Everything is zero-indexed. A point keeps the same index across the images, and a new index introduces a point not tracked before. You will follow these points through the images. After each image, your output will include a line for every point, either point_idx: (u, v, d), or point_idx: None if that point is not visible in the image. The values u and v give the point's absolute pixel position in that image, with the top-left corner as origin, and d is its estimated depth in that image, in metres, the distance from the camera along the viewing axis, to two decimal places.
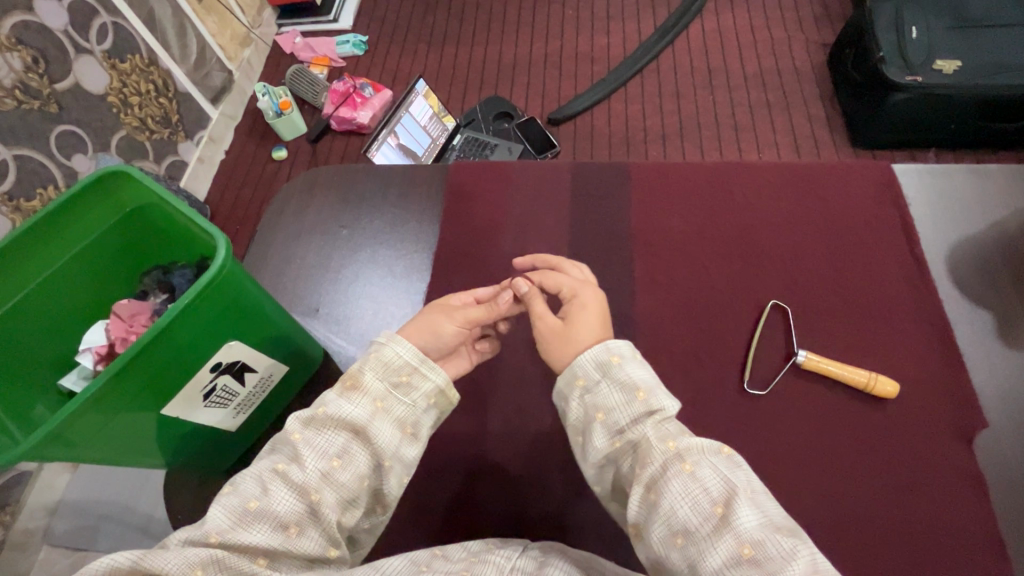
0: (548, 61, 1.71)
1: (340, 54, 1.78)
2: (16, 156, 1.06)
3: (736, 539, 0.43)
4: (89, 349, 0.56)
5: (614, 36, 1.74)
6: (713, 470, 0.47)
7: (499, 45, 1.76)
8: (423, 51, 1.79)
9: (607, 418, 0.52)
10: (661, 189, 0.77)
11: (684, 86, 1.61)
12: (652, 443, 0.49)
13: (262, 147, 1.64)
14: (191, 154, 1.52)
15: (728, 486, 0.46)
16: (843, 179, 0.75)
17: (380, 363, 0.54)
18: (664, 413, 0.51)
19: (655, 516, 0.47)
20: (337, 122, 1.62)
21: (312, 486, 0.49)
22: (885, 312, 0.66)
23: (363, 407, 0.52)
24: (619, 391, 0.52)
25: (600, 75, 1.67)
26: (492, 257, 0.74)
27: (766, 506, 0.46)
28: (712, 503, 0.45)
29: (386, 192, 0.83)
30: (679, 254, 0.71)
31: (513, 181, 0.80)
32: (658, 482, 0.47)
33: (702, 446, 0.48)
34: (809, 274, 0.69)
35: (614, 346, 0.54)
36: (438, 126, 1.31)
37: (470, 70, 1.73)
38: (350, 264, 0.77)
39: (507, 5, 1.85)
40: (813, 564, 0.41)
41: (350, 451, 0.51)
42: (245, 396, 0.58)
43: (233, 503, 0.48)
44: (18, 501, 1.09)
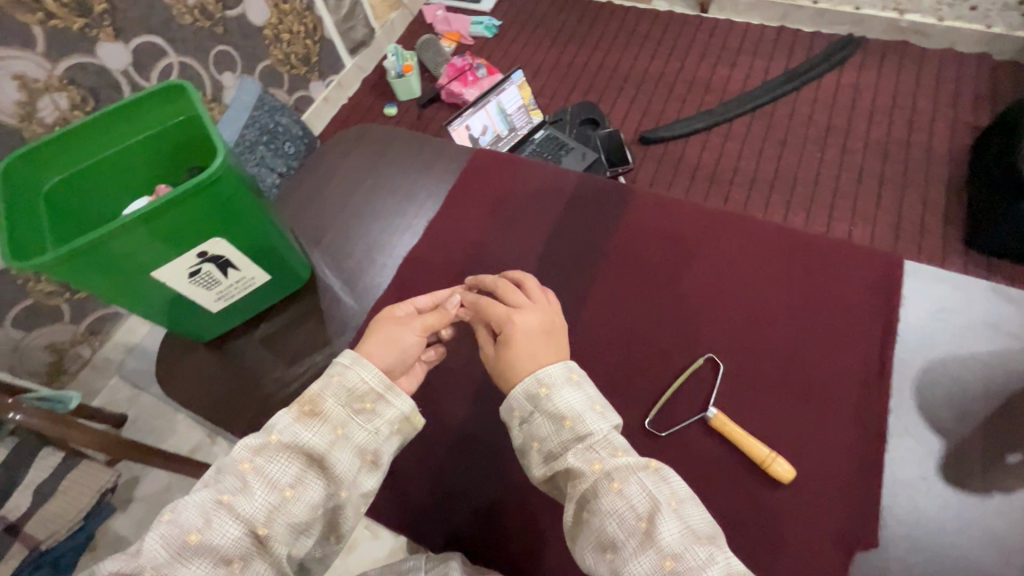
0: (661, 80, 1.70)
1: (471, 32, 1.90)
2: (181, 63, 1.30)
3: (658, 553, 0.50)
4: None
5: (737, 69, 1.68)
6: (640, 485, 0.53)
7: (619, 54, 1.77)
8: (547, 45, 1.84)
9: (541, 446, 0.58)
10: (659, 217, 0.77)
11: (795, 138, 1.51)
12: (580, 467, 0.55)
13: (378, 101, 1.81)
14: (319, 93, 1.72)
15: (652, 503, 0.52)
16: (846, 259, 0.70)
17: (343, 390, 0.62)
18: (591, 437, 0.56)
19: (587, 531, 0.54)
20: (447, 94, 1.74)
21: (259, 518, 0.56)
22: (825, 403, 0.62)
23: (324, 435, 0.60)
24: (549, 421, 0.58)
25: (707, 105, 1.63)
26: (478, 238, 0.79)
27: (688, 517, 0.52)
28: (637, 518, 0.52)
29: (408, 160, 0.91)
30: (645, 283, 0.72)
31: (524, 176, 0.84)
32: (590, 500, 0.54)
33: (629, 467, 0.54)
34: (763, 340, 0.66)
35: (544, 377, 0.59)
36: (524, 118, 1.37)
37: (585, 71, 1.76)
38: (361, 211, 0.87)
39: (643, 17, 1.85)
40: (726, 569, 0.49)
41: (304, 481, 0.59)
42: (225, 286, 0.69)
43: (173, 537, 0.53)
44: (108, 334, 1.34)
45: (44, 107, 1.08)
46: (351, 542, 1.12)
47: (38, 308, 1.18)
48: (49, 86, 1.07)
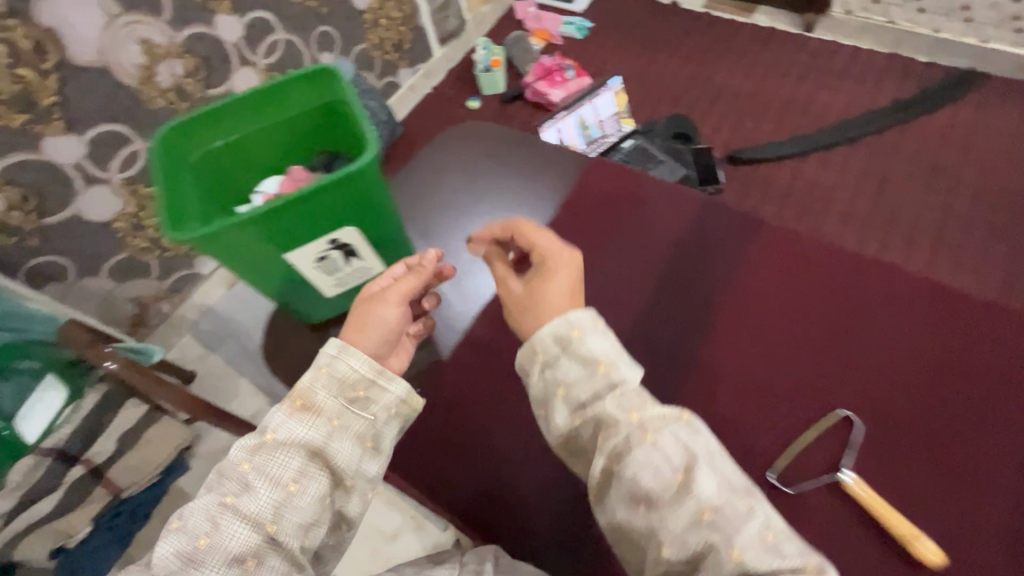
0: (756, 99, 1.63)
1: (561, 32, 1.87)
2: (287, 40, 1.34)
3: (696, 504, 0.48)
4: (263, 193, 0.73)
5: (840, 95, 1.58)
6: (674, 437, 0.50)
7: (713, 68, 1.71)
8: (637, 51, 1.80)
9: (568, 393, 0.55)
10: (787, 255, 0.73)
11: (901, 176, 1.41)
12: (615, 416, 0.52)
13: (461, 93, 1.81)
14: (405, 81, 1.74)
15: (688, 454, 0.49)
16: (1002, 325, 0.64)
17: (333, 381, 0.61)
18: (623, 384, 0.54)
19: (618, 482, 0.50)
20: (531, 93, 1.72)
21: (266, 516, 0.56)
22: (968, 483, 0.57)
23: (321, 427, 0.59)
24: (579, 366, 0.55)
25: (803, 130, 1.54)
26: (589, 255, 0.78)
27: (722, 470, 0.50)
28: (673, 471, 0.49)
29: (521, 162, 0.90)
30: (768, 325, 0.68)
31: (642, 194, 0.81)
32: (621, 452, 0.50)
33: (661, 418, 0.51)
34: (900, 404, 0.62)
35: (574, 319, 0.56)
36: (614, 125, 1.36)
37: (675, 82, 1.70)
38: (471, 210, 0.87)
39: (742, 31, 1.77)
40: (767, 528, 0.47)
41: (306, 476, 0.58)
42: (344, 274, 0.70)
43: (182, 545, 0.54)
44: (186, 294, 1.40)
45: (162, 72, 1.13)
46: (395, 531, 1.13)
47: (131, 261, 1.23)
48: (169, 52, 1.12)
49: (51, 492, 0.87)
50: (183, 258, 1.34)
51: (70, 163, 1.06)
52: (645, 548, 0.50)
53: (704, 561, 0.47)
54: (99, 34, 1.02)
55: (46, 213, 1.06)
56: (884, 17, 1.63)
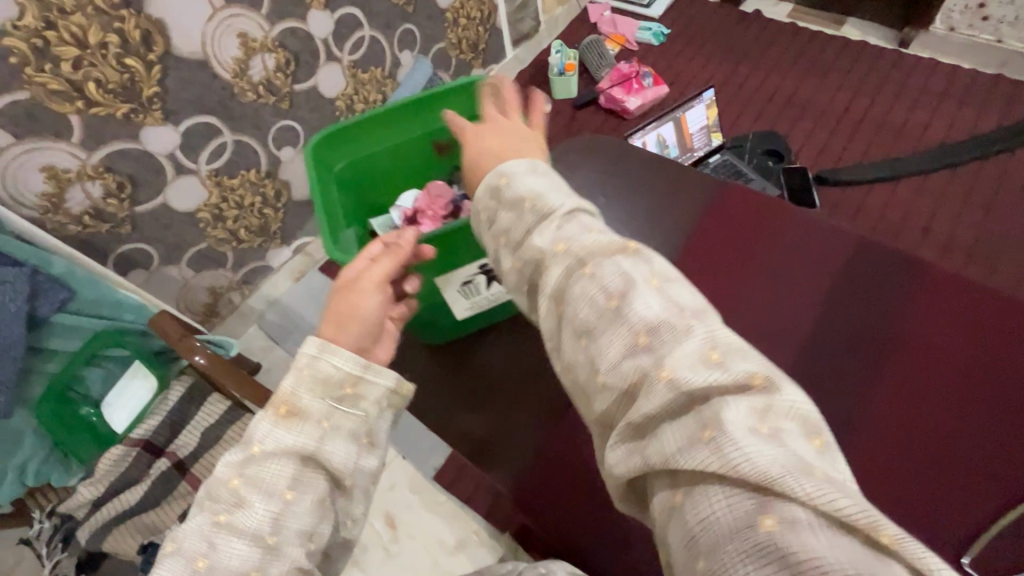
0: (846, 116, 1.54)
1: (637, 37, 1.81)
2: (372, 38, 1.32)
3: (629, 329, 0.42)
4: (401, 208, 0.93)
5: (941, 116, 1.48)
6: (615, 265, 0.45)
7: (800, 81, 1.63)
8: (718, 60, 1.73)
9: (509, 239, 0.52)
10: (953, 305, 0.67)
11: (1008, 207, 1.32)
12: (546, 250, 0.48)
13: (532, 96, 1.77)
14: None
15: (627, 280, 0.44)
16: None
17: (317, 382, 0.56)
18: (563, 219, 0.50)
19: (562, 323, 0.46)
20: (606, 99, 1.67)
21: (263, 530, 0.52)
22: None
23: (310, 433, 0.54)
24: (514, 211, 0.52)
25: (898, 152, 1.46)
26: (731, 289, 0.73)
27: (669, 294, 0.43)
28: (607, 297, 0.43)
29: (649, 186, 0.87)
30: (937, 381, 0.63)
31: (783, 227, 0.77)
32: (562, 290, 0.46)
33: (593, 248, 0.46)
34: None
35: (505, 169, 0.55)
36: (704, 139, 1.27)
37: (758, 94, 1.63)
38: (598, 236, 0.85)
39: (832, 43, 1.68)
40: (709, 341, 0.39)
41: (301, 483, 0.54)
42: (482, 295, 0.87)
43: (180, 569, 0.51)
44: (256, 286, 1.40)
45: (255, 65, 1.13)
46: (460, 542, 1.10)
47: (210, 252, 1.24)
48: (263, 46, 1.12)
49: (138, 483, 0.90)
50: (256, 250, 1.34)
51: (164, 152, 1.06)
52: (590, 391, 0.44)
53: (641, 390, 0.40)
54: (202, 27, 1.02)
55: (138, 201, 1.07)
56: (992, 35, 1.52)
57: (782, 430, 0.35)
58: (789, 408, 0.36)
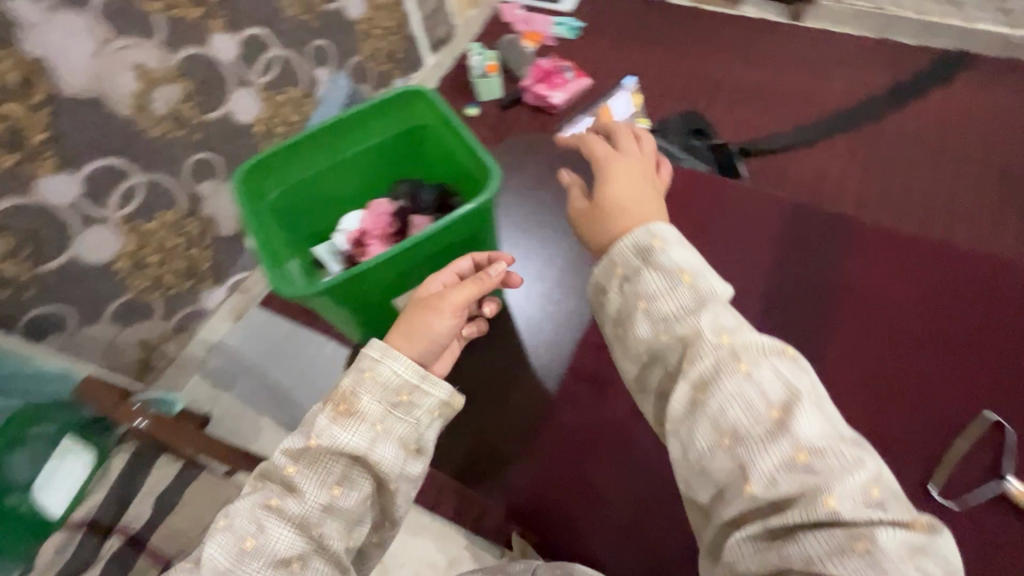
0: (756, 89, 1.63)
1: (552, 33, 1.84)
2: (284, 57, 1.27)
3: (792, 444, 0.46)
4: (345, 230, 0.90)
5: (838, 80, 1.60)
6: (773, 371, 0.50)
7: (710, 61, 1.71)
8: (632, 47, 1.78)
9: (649, 308, 0.55)
10: None
11: (907, 157, 1.45)
12: (704, 336, 0.51)
13: (458, 100, 1.75)
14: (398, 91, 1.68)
15: (790, 392, 0.48)
16: None
17: (377, 386, 0.62)
18: (712, 299, 0.54)
19: (700, 414, 0.50)
20: (532, 97, 1.69)
21: (313, 517, 0.59)
22: None
23: (362, 437, 0.60)
24: (663, 277, 0.56)
25: (807, 118, 1.56)
26: None
27: (826, 414, 0.48)
28: (769, 407, 0.48)
29: None
30: None
31: None
32: (710, 381, 0.50)
33: (755, 347, 0.51)
34: None
35: (659, 232, 0.59)
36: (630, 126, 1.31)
37: (674, 77, 1.69)
38: None
39: (734, 21, 1.77)
40: (871, 476, 0.45)
41: (349, 479, 0.61)
42: None
43: (231, 545, 0.58)
44: (192, 332, 1.31)
45: (157, 98, 1.05)
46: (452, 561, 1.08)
47: (135, 303, 1.15)
48: (164, 77, 1.05)
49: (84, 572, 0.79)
50: (187, 295, 1.25)
51: (67, 204, 0.97)
52: (724, 489, 0.48)
53: (795, 504, 0.44)
54: (90, 63, 0.94)
55: (43, 260, 0.97)
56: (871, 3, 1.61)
57: (933, 570, 0.42)
58: (942, 551, 0.44)
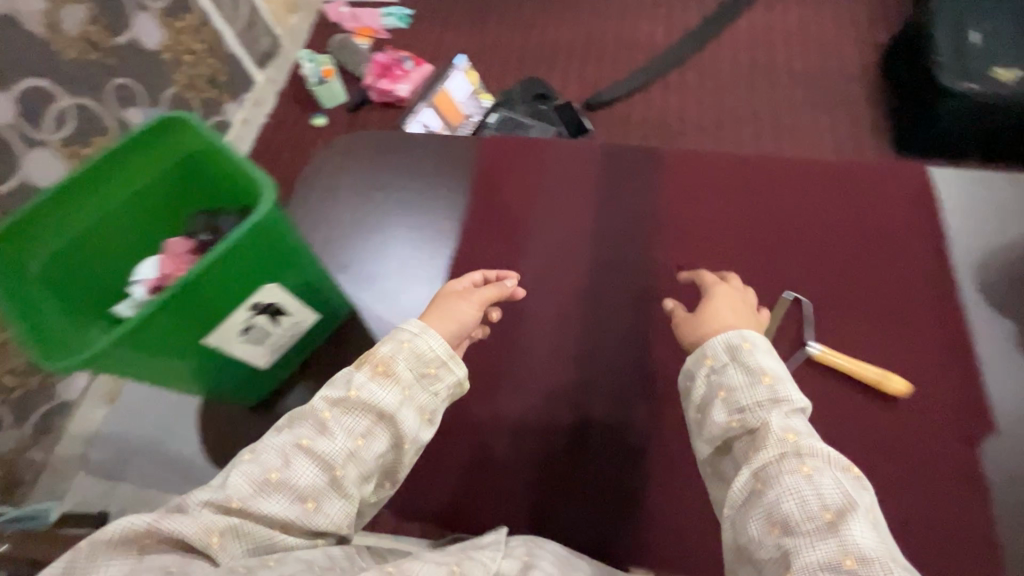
0: (589, 47, 1.69)
1: (384, 25, 1.79)
2: (79, 105, 1.13)
3: (839, 545, 0.37)
4: (141, 281, 0.54)
5: (660, 24, 1.70)
6: (834, 479, 0.39)
7: (543, 26, 1.75)
8: (467, 27, 1.78)
9: (728, 396, 0.44)
10: (695, 166, 0.63)
11: (736, 81, 1.56)
12: (771, 430, 0.42)
13: (303, 113, 1.65)
14: (234, 116, 1.56)
15: (847, 499, 0.39)
16: (906, 171, 0.60)
17: (412, 356, 0.47)
18: (791, 402, 0.43)
19: (755, 505, 0.40)
20: (377, 94, 1.63)
21: (336, 463, 0.44)
22: (917, 309, 0.53)
23: (393, 396, 0.46)
24: (745, 376, 0.44)
25: (640, 64, 1.64)
26: (488, 235, 0.62)
27: (883, 533, 0.38)
28: (821, 507, 0.38)
29: (398, 157, 0.69)
30: (703, 242, 0.59)
31: (526, 149, 0.67)
32: (766, 472, 0.41)
33: (830, 451, 0.40)
34: (846, 280, 0.55)
35: (749, 334, 0.46)
36: (474, 104, 1.33)
37: (513, 49, 1.71)
38: (353, 226, 0.64)
39: None
40: None
41: (373, 434, 0.45)
42: (278, 336, 0.50)
43: (257, 470, 0.43)
44: (60, 429, 1.17)
45: None
46: None
47: None
48: None
49: None
50: (38, 392, 1.11)
51: None
52: None
53: None
54: None
55: None
56: None
57: None
58: None
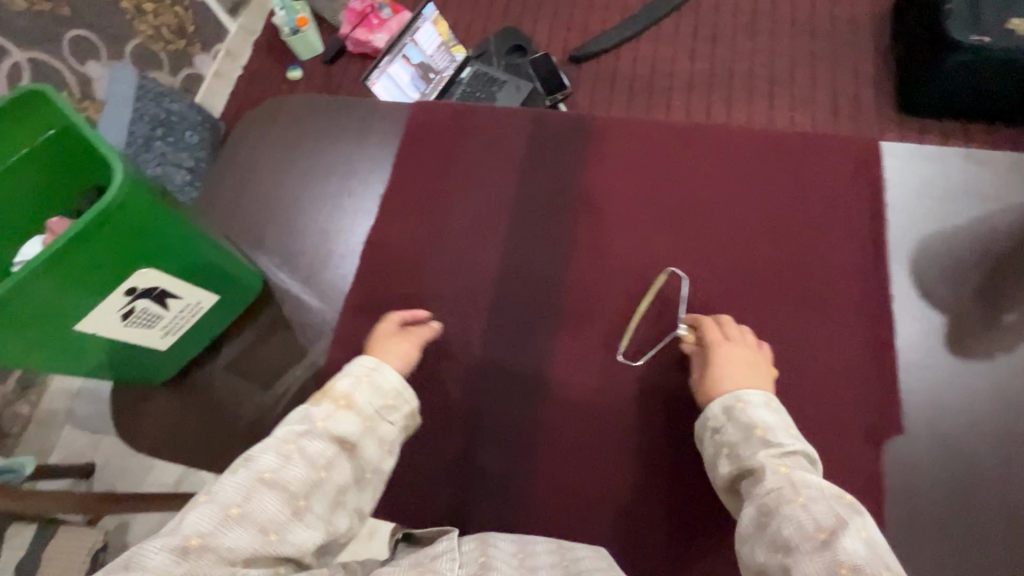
0: None
1: None
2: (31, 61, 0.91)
3: (832, 557, 0.32)
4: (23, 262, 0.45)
5: None
6: (823, 499, 0.35)
7: None
8: None
9: (730, 452, 0.41)
10: (630, 142, 0.59)
11: (800, 17, 1.21)
12: (763, 470, 0.38)
13: (269, 63, 1.36)
14: (207, 69, 1.27)
15: (840, 516, 0.34)
16: (854, 149, 0.56)
17: (370, 391, 0.46)
18: (786, 451, 0.39)
19: (754, 534, 0.36)
20: (353, 45, 1.34)
21: (301, 492, 0.38)
22: (837, 296, 0.51)
23: (353, 423, 0.43)
24: (738, 433, 0.42)
25: None
26: (412, 210, 0.59)
27: (882, 550, 0.33)
28: (813, 525, 0.34)
29: (333, 121, 0.66)
30: (631, 224, 0.56)
31: (458, 121, 0.63)
32: (765, 505, 0.36)
33: (819, 478, 0.36)
34: (770, 264, 0.52)
35: (738, 393, 0.44)
36: (446, 56, 1.23)
37: None
38: (287, 194, 0.62)
39: None
40: None
41: (337, 463, 0.41)
42: (169, 319, 0.49)
43: (212, 512, 0.35)
44: None
45: None
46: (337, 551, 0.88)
47: None
48: None
49: None
50: None
51: None
52: None
53: None
54: None
55: None
56: None
57: None
58: None
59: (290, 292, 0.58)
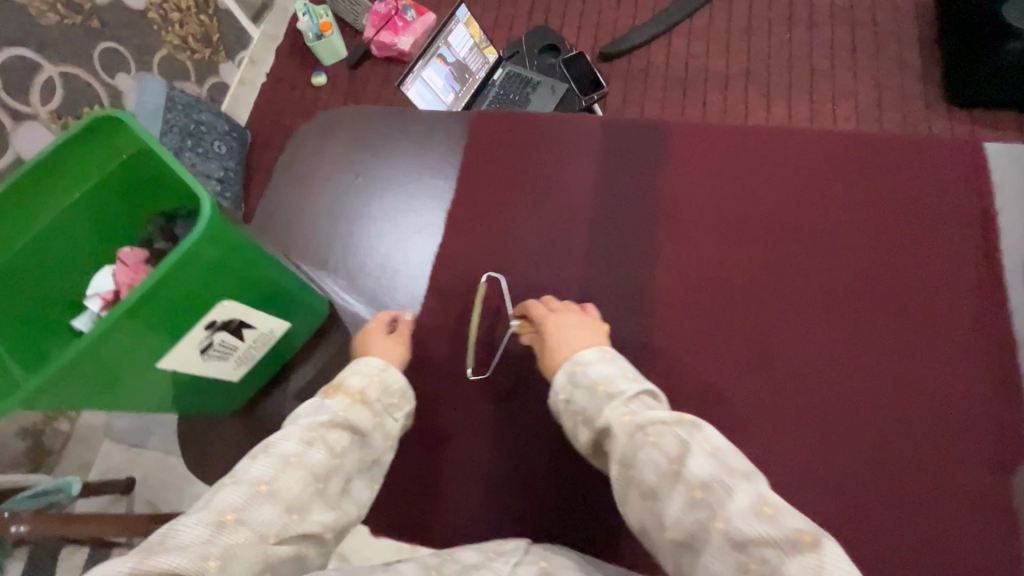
0: None
1: None
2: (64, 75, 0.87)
3: (685, 488, 0.32)
4: (96, 295, 0.43)
5: None
6: (668, 431, 0.34)
7: None
8: None
9: (584, 417, 0.39)
10: (709, 153, 0.56)
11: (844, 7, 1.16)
12: (611, 427, 0.36)
13: (292, 68, 1.32)
14: (231, 77, 1.24)
15: (681, 442, 0.33)
16: (951, 157, 0.52)
17: (376, 386, 0.44)
18: (628, 398, 0.38)
19: (627, 489, 0.35)
20: (377, 47, 1.29)
21: (320, 472, 0.37)
22: (947, 315, 0.47)
23: (364, 414, 0.42)
24: (584, 395, 0.39)
25: None
26: (480, 230, 0.57)
27: (726, 459, 0.33)
28: (666, 461, 0.33)
29: (390, 134, 0.63)
30: (719, 241, 0.53)
31: (521, 134, 0.60)
32: (626, 459, 0.35)
33: (664, 411, 0.35)
34: (874, 284, 0.49)
35: (576, 356, 0.41)
36: (479, 59, 1.19)
37: None
38: (346, 210, 0.60)
39: None
40: (766, 506, 0.30)
41: (346, 449, 0.40)
42: (244, 350, 0.47)
43: (241, 493, 0.34)
44: None
45: None
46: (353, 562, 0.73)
47: None
48: None
49: None
50: None
51: None
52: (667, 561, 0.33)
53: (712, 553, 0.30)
54: None
55: None
56: None
57: None
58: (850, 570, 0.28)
59: (355, 314, 0.55)
